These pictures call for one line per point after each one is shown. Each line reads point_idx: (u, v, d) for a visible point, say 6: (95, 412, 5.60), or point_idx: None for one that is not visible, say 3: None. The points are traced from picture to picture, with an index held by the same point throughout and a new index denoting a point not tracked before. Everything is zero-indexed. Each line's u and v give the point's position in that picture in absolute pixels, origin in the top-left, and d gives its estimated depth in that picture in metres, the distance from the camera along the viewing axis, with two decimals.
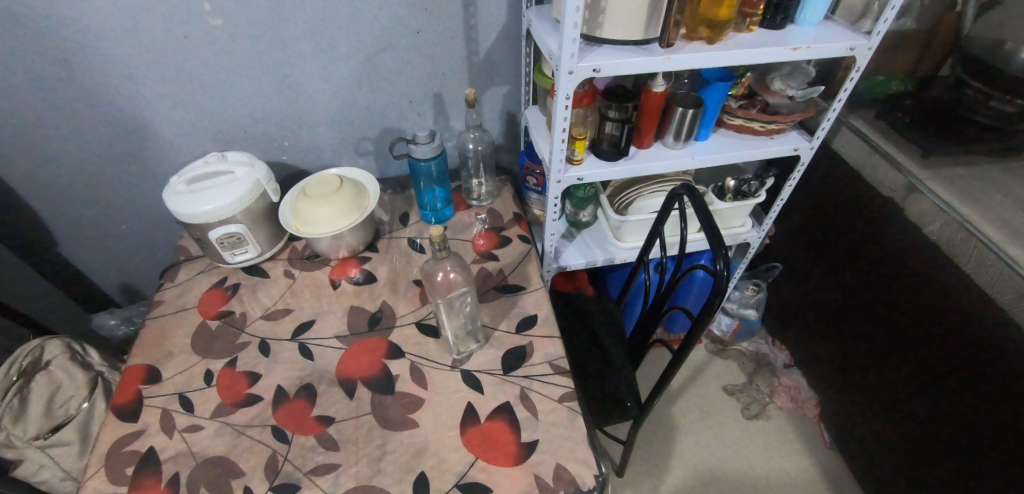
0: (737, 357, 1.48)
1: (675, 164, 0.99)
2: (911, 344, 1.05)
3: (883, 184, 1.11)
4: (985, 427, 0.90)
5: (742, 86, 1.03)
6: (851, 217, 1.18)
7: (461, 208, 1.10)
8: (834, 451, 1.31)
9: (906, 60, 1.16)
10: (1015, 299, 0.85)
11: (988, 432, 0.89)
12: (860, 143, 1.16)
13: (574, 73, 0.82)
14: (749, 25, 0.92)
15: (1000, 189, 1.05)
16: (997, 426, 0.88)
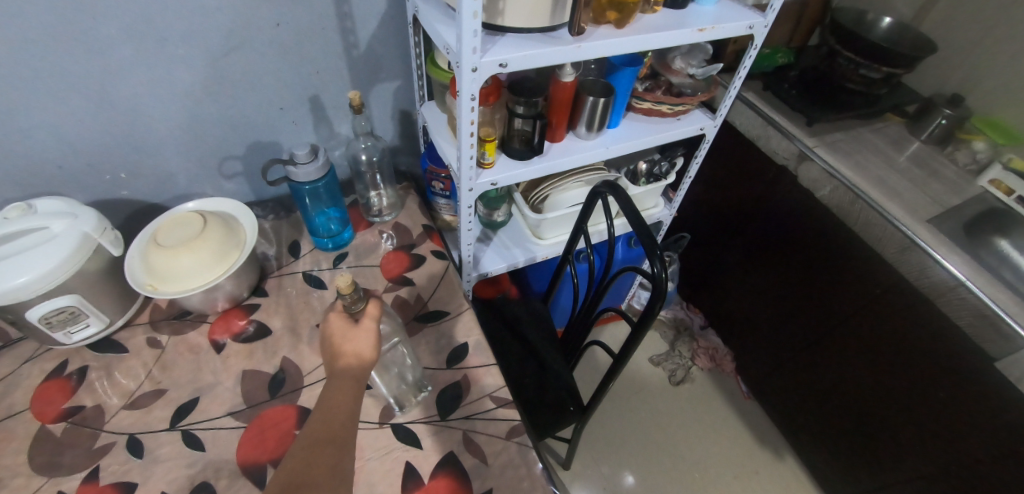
0: (658, 326, 1.55)
1: (590, 157, 0.94)
2: (811, 297, 1.16)
3: (778, 154, 1.15)
4: (882, 364, 1.02)
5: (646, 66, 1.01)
6: (749, 185, 1.25)
7: (361, 227, 0.98)
8: (751, 399, 1.44)
9: (782, 33, 1.22)
10: (898, 253, 0.97)
11: (884, 370, 1.02)
12: (750, 114, 1.19)
13: (478, 70, 0.71)
14: (653, 6, 0.87)
15: (875, 147, 1.12)
16: (891, 362, 1.00)
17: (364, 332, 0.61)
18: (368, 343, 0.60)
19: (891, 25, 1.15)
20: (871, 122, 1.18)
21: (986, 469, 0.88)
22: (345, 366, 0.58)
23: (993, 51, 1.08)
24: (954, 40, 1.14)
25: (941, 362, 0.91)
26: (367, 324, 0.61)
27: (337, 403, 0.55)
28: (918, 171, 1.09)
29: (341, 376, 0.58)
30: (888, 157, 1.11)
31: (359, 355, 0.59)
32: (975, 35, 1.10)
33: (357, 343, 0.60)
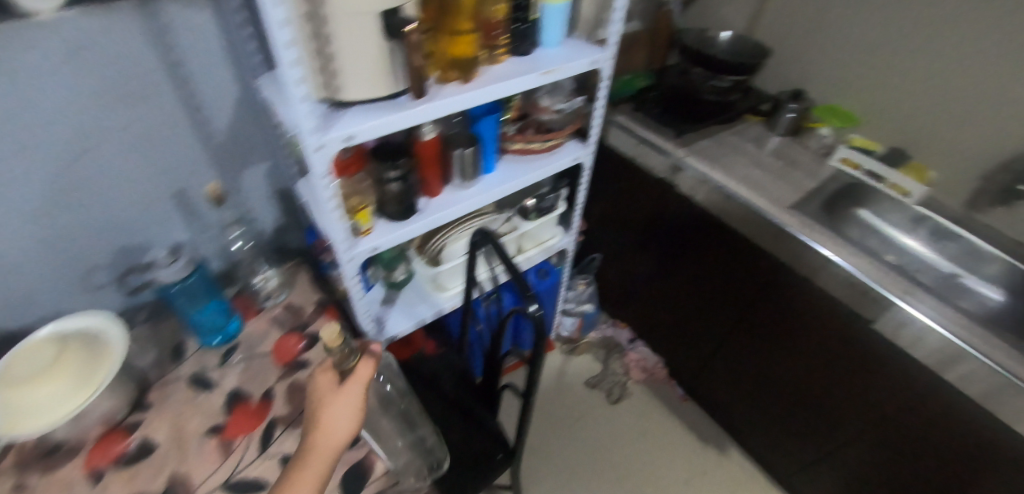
0: (589, 349, 1.57)
1: (471, 204, 0.97)
2: (716, 296, 1.23)
3: (655, 169, 1.21)
4: (797, 342, 1.10)
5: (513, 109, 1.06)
6: (638, 202, 1.32)
7: (251, 315, 0.95)
8: (688, 400, 1.48)
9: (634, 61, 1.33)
10: (772, 240, 1.05)
11: (800, 347, 1.09)
12: (627, 136, 1.24)
13: (325, 147, 0.72)
14: (498, 55, 0.91)
15: (739, 148, 1.22)
16: (804, 338, 1.08)
17: (351, 396, 0.61)
18: (349, 410, 0.61)
19: (730, 38, 1.27)
20: (732, 126, 1.28)
21: (895, 427, 0.97)
22: (321, 431, 0.60)
23: (816, 49, 1.22)
24: (784, 43, 1.28)
25: (842, 338, 1.00)
26: (356, 389, 0.61)
27: (311, 473, 0.58)
28: (778, 162, 1.19)
29: (318, 445, 0.60)
30: (751, 155, 1.20)
31: (344, 422, 0.60)
32: (799, 37, 1.24)
33: (337, 407, 0.61)
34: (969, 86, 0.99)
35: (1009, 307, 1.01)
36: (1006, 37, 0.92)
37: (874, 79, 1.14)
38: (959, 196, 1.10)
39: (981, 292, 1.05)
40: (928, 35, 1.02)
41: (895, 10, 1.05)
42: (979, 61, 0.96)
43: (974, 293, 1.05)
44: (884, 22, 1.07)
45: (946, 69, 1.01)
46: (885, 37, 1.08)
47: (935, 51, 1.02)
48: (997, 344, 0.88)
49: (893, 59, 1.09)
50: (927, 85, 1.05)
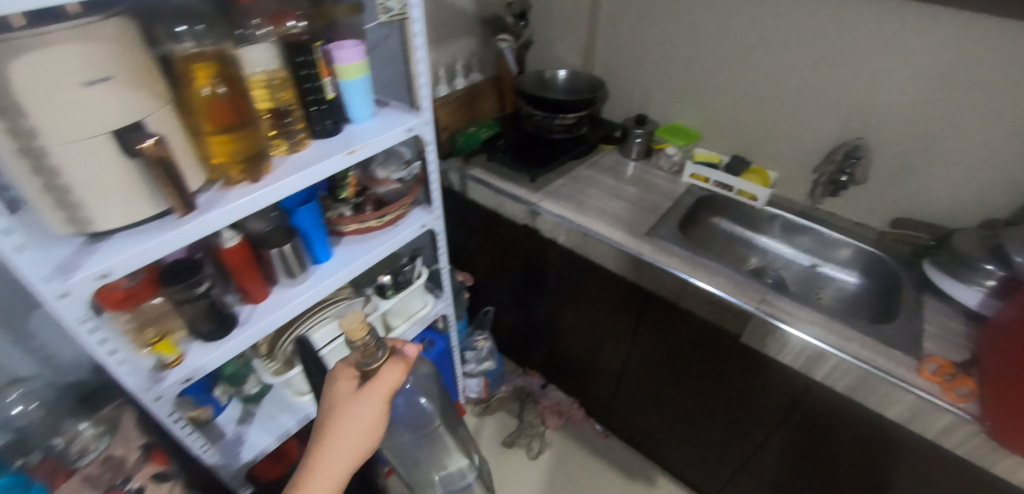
0: (501, 405, 1.49)
1: (306, 300, 0.90)
2: (604, 323, 1.18)
3: (517, 216, 1.18)
4: (688, 357, 1.06)
5: (349, 187, 1.03)
6: (510, 249, 1.28)
7: (60, 480, 0.80)
8: (609, 435, 1.43)
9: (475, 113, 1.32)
10: (633, 270, 1.02)
11: (692, 361, 1.06)
12: (481, 186, 1.21)
13: (71, 293, 0.60)
14: (299, 141, 0.87)
15: (595, 180, 1.21)
16: (694, 352, 1.04)
17: (368, 405, 0.55)
18: (367, 423, 0.55)
19: (567, 76, 1.29)
20: (586, 159, 1.28)
21: (775, 434, 1.02)
22: (336, 443, 0.55)
23: (647, 72, 1.26)
24: (618, 71, 1.31)
25: (728, 365, 0.99)
26: (375, 400, 0.55)
27: (326, 478, 0.53)
28: (633, 187, 1.19)
29: (327, 459, 0.54)
30: (607, 185, 1.19)
31: (360, 431, 0.55)
32: (630, 63, 1.28)
33: (354, 418, 0.55)
34: (786, 84, 1.05)
35: (864, 288, 1.04)
36: (805, 35, 0.98)
37: (704, 93, 1.18)
38: (800, 189, 1.14)
39: (838, 279, 1.07)
40: (740, 44, 1.07)
41: (707, 25, 1.10)
42: (789, 61, 1.02)
43: (832, 281, 1.07)
44: (700, 37, 1.12)
45: (763, 72, 1.07)
46: (705, 51, 1.13)
47: (750, 58, 1.07)
48: (857, 334, 0.87)
49: (716, 71, 1.13)
50: (750, 90, 1.10)
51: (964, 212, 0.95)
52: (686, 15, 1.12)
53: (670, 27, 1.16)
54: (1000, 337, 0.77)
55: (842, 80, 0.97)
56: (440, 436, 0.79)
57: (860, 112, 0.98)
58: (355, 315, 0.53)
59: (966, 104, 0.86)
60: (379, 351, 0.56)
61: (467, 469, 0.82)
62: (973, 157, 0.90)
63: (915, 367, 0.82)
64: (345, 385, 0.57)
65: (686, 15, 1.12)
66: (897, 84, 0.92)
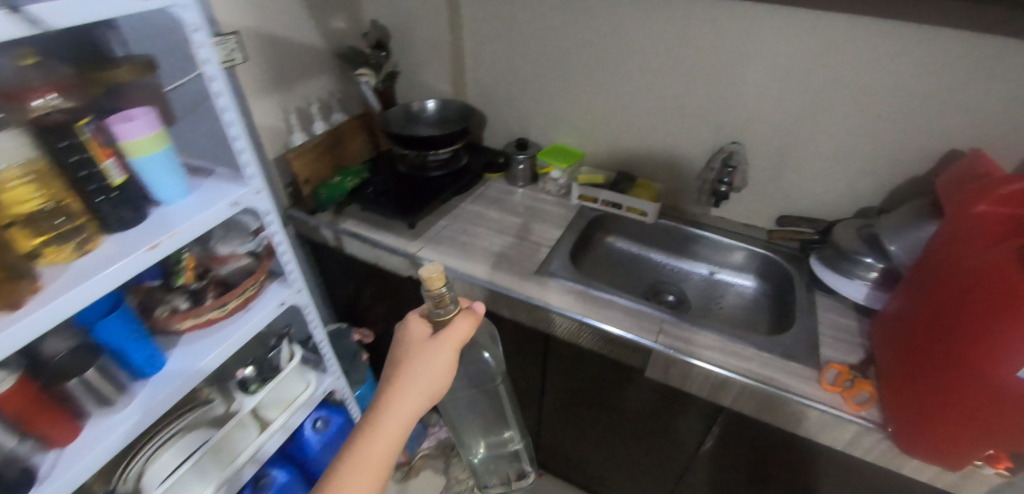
0: (426, 465, 1.37)
1: (131, 429, 0.72)
2: (511, 356, 1.07)
3: (399, 268, 1.06)
4: (597, 384, 0.96)
5: (186, 271, 0.88)
6: (402, 302, 1.16)
7: None
8: (543, 474, 1.36)
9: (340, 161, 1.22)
10: (526, 314, 0.93)
11: (603, 390, 0.96)
12: (355, 240, 1.08)
13: None
14: (86, 241, 0.67)
15: (481, 215, 1.12)
16: (600, 380, 0.94)
17: (439, 354, 0.52)
18: (435, 374, 0.52)
19: (435, 107, 1.22)
20: (471, 192, 1.19)
21: (693, 470, 0.97)
22: (404, 391, 0.53)
23: (521, 91, 1.19)
24: (493, 93, 1.23)
25: (641, 407, 0.93)
26: (445, 349, 0.52)
27: (397, 419, 0.53)
28: (522, 217, 1.11)
29: (393, 407, 0.53)
30: (494, 220, 1.10)
31: (430, 379, 0.53)
32: (503, 84, 1.20)
33: (424, 366, 0.52)
34: (657, 89, 1.00)
35: (761, 292, 1.01)
36: (666, 37, 0.94)
37: (580, 106, 1.12)
38: (687, 197, 1.10)
39: (736, 284, 1.04)
40: (607, 52, 1.02)
41: (571, 36, 1.04)
42: (655, 65, 0.98)
43: (730, 288, 1.04)
44: (566, 49, 1.06)
45: (634, 79, 1.02)
46: (574, 63, 1.07)
47: (618, 65, 1.02)
48: (762, 353, 0.80)
49: (588, 82, 1.08)
50: (625, 99, 1.06)
51: (839, 203, 0.95)
52: (548, 27, 1.06)
53: (535, 42, 1.09)
54: (894, 332, 0.74)
55: (707, 80, 0.94)
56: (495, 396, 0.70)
57: (729, 112, 0.95)
58: (432, 268, 0.45)
59: (823, 95, 0.84)
60: (451, 305, 0.52)
61: (512, 441, 0.76)
62: (838, 148, 0.88)
63: (817, 379, 0.76)
64: (418, 331, 0.55)
65: (549, 28, 1.06)
66: (759, 80, 0.89)
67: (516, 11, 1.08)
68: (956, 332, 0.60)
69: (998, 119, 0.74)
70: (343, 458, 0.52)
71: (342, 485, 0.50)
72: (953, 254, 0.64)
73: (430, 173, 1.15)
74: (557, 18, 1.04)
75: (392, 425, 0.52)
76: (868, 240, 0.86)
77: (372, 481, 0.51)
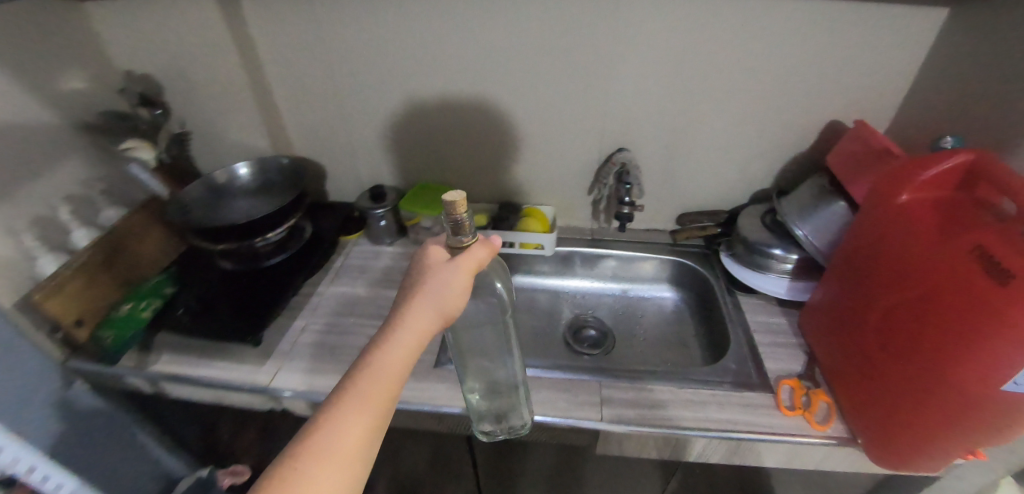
0: None
1: None
2: (396, 467, 0.84)
3: (254, 403, 0.77)
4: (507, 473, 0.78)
5: None
6: (270, 436, 0.87)
7: None
8: None
9: (132, 273, 0.86)
10: (438, 422, 0.72)
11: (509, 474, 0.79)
12: (178, 384, 0.76)
13: None
14: None
15: (351, 298, 0.89)
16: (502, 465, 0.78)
17: (454, 278, 0.43)
18: (446, 297, 0.43)
19: (251, 173, 0.93)
20: (328, 270, 0.95)
21: None
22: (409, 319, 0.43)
23: (364, 131, 0.96)
24: (329, 139, 0.98)
25: (558, 481, 0.77)
26: (461, 273, 0.43)
27: (410, 339, 0.42)
28: None
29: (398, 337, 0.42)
30: (368, 300, 0.88)
31: (441, 305, 0.43)
32: (339, 126, 0.96)
33: (433, 289, 0.43)
34: (527, 104, 0.85)
35: (681, 301, 0.93)
36: (526, 42, 0.78)
37: (442, 137, 0.93)
38: (581, 213, 0.98)
39: (652, 297, 0.95)
40: (460, 69, 0.83)
41: (411, 57, 0.83)
42: (519, 77, 0.82)
43: (648, 302, 0.94)
44: (410, 73, 0.85)
45: (498, 97, 0.85)
46: (423, 88, 0.87)
47: (477, 83, 0.84)
48: (717, 391, 0.69)
49: (445, 106, 0.89)
50: (492, 120, 0.89)
51: (732, 191, 0.90)
52: (379, 51, 0.84)
53: (367, 71, 0.86)
54: (830, 330, 0.69)
55: (582, 86, 0.81)
56: (510, 338, 0.53)
57: (613, 117, 0.84)
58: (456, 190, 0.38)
59: (706, 84, 0.78)
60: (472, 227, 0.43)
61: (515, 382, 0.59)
62: (727, 136, 0.83)
63: (775, 405, 0.67)
64: (434, 251, 0.46)
65: (380, 51, 0.83)
66: (639, 78, 0.79)
67: (331, 37, 0.83)
68: (903, 333, 0.54)
69: (862, 85, 0.74)
70: (343, 389, 0.40)
71: (350, 400, 0.39)
72: (878, 244, 0.58)
73: (269, 261, 0.89)
74: (388, 38, 0.82)
75: (405, 338, 0.42)
76: (770, 229, 0.82)
77: (373, 418, 0.39)
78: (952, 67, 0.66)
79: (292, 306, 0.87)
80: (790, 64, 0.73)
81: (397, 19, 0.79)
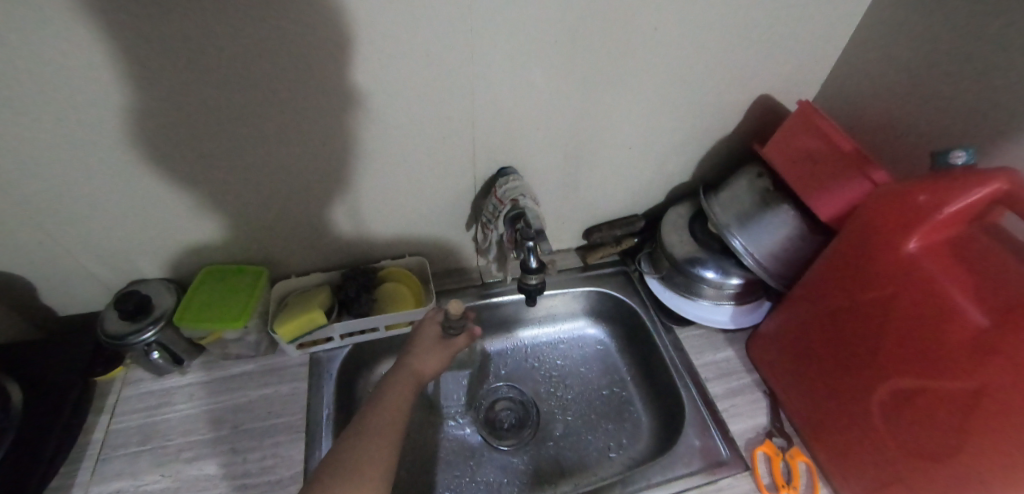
0: None
1: None
2: None
3: None
4: None
5: None
6: None
7: None
8: None
9: None
10: None
11: None
12: None
13: None
14: None
15: None
16: None
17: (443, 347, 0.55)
18: (437, 359, 0.54)
19: None
20: (82, 456, 0.56)
21: None
22: (410, 370, 0.51)
23: (89, 218, 0.55)
24: (20, 240, 0.55)
25: None
26: (450, 346, 0.55)
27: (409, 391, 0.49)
28: (227, 438, 0.57)
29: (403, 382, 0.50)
30: None
31: (432, 365, 0.53)
32: (39, 219, 0.53)
33: (428, 354, 0.54)
34: (369, 136, 0.54)
35: (606, 336, 0.75)
36: (358, 41, 0.45)
37: (238, 201, 0.57)
38: (464, 253, 0.73)
39: (571, 337, 0.76)
40: (245, 96, 0.47)
41: (138, 89, 0.44)
42: (350, 97, 0.49)
43: (569, 344, 0.75)
44: (146, 113, 0.46)
45: (321, 130, 0.52)
46: (181, 136, 0.49)
47: (276, 115, 0.49)
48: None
49: (232, 158, 0.52)
50: (317, 165, 0.55)
51: (646, 192, 0.71)
52: (62, 88, 0.42)
53: (50, 125, 0.45)
54: (795, 375, 0.56)
55: (441, 96, 0.52)
56: None
57: (496, 125, 0.56)
58: (457, 301, 0.53)
59: (617, 65, 0.54)
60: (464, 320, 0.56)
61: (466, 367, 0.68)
62: (644, 125, 0.62)
63: (755, 487, 0.53)
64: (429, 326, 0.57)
65: (63, 86, 0.42)
66: (530, 67, 0.51)
67: None
68: (920, 416, 0.42)
69: (791, 50, 0.58)
70: (358, 429, 0.44)
71: (369, 435, 0.43)
72: (882, 297, 0.44)
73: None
74: (74, 62, 0.41)
75: (406, 388, 0.49)
76: (700, 243, 0.64)
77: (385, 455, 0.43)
78: (924, 29, 0.51)
79: None
80: (725, 27, 0.53)
81: (79, 24, 0.38)
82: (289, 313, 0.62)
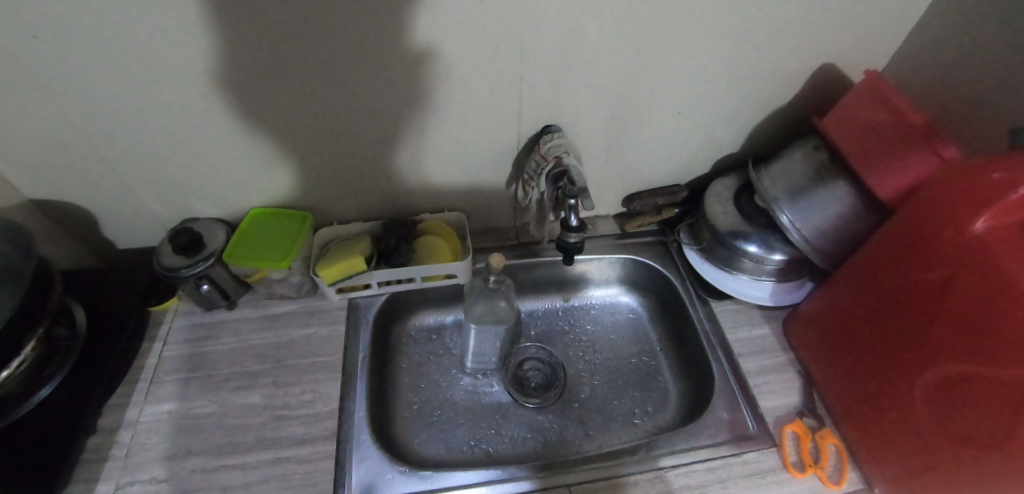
0: None
1: None
2: None
3: None
4: None
5: None
6: None
7: None
8: None
9: None
10: None
11: None
12: None
13: None
14: None
15: (187, 419, 0.57)
16: None
17: None
18: None
19: None
20: (137, 379, 0.60)
21: None
22: None
23: (148, 155, 0.57)
24: (85, 173, 0.57)
25: None
26: None
27: None
28: (269, 373, 0.60)
29: None
30: (210, 419, 0.57)
31: None
32: (103, 152, 0.55)
33: None
34: (418, 90, 0.54)
35: (638, 306, 0.75)
36: None
37: (288, 149, 0.58)
38: (501, 213, 0.73)
39: (602, 304, 0.76)
40: (302, 44, 0.47)
41: (198, 27, 0.44)
42: (400, 47, 0.49)
43: (600, 311, 0.75)
44: (205, 54, 0.47)
45: (371, 82, 0.52)
46: (237, 79, 0.50)
47: (326, 63, 0.49)
48: (715, 463, 0.53)
49: (285, 105, 0.53)
50: (361, 114, 0.55)
51: (694, 160, 0.69)
52: (129, 21, 0.43)
53: (115, 57, 0.46)
54: (834, 357, 0.54)
55: (494, 52, 0.51)
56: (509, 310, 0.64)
57: (544, 83, 0.55)
58: (499, 255, 0.55)
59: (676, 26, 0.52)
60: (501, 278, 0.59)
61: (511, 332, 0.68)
62: (697, 93, 0.60)
63: (781, 464, 0.52)
64: None
65: (133, 20, 0.43)
66: (585, 22, 0.50)
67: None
68: (968, 402, 0.40)
69: (865, 17, 0.54)
70: None
71: None
72: (940, 281, 0.42)
73: (38, 396, 0.52)
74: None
75: None
76: (745, 216, 0.62)
77: None
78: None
79: (89, 458, 0.53)
80: None
81: None
82: (333, 257, 0.64)
